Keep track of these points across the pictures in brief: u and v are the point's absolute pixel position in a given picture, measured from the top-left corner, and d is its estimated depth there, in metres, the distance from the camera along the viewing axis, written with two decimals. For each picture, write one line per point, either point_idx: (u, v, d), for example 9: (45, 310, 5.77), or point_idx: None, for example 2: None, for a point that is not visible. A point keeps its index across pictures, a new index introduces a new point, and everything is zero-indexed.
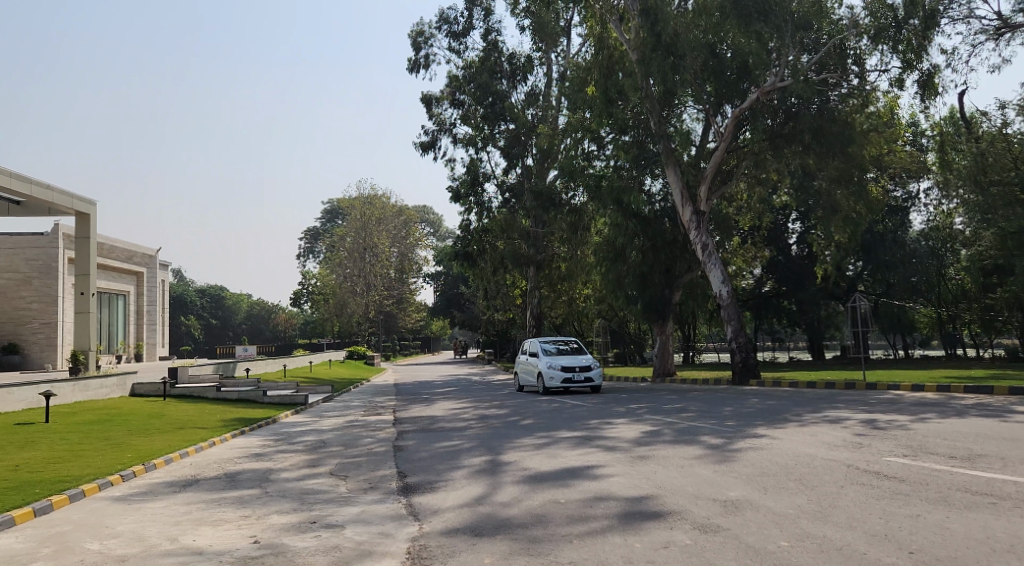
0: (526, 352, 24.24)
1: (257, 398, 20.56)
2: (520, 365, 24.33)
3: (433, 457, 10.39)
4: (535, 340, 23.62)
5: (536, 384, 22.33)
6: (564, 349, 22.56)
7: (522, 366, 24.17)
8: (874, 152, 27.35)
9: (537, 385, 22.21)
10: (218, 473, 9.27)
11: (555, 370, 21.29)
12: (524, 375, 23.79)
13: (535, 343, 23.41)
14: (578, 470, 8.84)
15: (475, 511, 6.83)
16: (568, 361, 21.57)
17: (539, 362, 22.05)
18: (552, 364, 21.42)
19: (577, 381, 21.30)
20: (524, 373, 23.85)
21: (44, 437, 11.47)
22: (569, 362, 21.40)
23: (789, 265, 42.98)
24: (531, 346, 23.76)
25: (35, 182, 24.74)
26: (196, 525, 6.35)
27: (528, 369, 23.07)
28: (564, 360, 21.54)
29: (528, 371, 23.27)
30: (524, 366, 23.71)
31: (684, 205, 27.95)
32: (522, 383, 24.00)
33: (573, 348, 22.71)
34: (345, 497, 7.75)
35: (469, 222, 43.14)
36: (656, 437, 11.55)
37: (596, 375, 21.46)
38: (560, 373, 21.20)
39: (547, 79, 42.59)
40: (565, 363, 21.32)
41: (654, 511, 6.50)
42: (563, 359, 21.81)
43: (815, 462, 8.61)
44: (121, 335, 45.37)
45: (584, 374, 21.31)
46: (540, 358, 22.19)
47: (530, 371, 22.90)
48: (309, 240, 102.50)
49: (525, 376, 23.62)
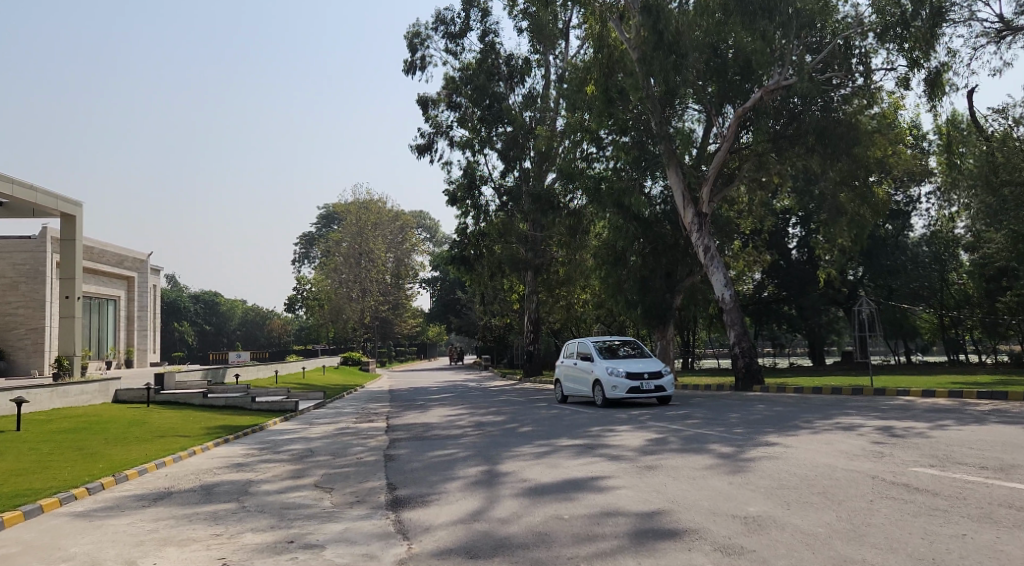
0: (569, 356, 20.54)
1: (245, 404, 19.89)
2: (564, 371, 20.57)
3: (425, 467, 9.74)
4: (583, 341, 19.86)
5: (592, 393, 18.62)
6: (622, 352, 18.85)
7: (566, 372, 20.42)
8: (880, 153, 26.78)
9: (594, 395, 18.46)
10: (193, 486, 8.61)
11: (620, 378, 17.56)
12: (571, 383, 20.02)
13: (585, 346, 19.67)
14: (581, 482, 8.20)
15: (469, 529, 6.19)
16: (633, 366, 17.85)
17: (596, 368, 18.31)
18: (616, 370, 17.69)
19: (646, 390, 17.60)
20: (570, 381, 20.02)
21: (13, 447, 10.80)
22: (635, 368, 17.71)
23: (790, 270, 42.48)
24: (578, 350, 20.02)
25: (17, 182, 24.05)
26: (158, 546, 5.70)
27: (578, 377, 19.29)
28: (630, 365, 17.82)
29: (577, 379, 19.51)
30: (572, 372, 19.90)
31: (686, 207, 27.39)
32: (568, 393, 20.19)
33: (632, 350, 19.05)
34: (328, 513, 7.10)
35: (466, 226, 42.60)
36: (662, 446, 10.91)
37: (668, 382, 17.80)
38: (626, 382, 17.48)
39: (545, 82, 42.22)
40: (631, 369, 17.61)
41: (668, 530, 5.88)
42: (626, 363, 18.07)
43: (837, 474, 8.00)
44: (111, 341, 44.70)
45: (654, 382, 17.63)
46: (598, 362, 18.43)
47: (582, 378, 19.13)
48: (303, 246, 101.79)
49: (573, 385, 19.87)
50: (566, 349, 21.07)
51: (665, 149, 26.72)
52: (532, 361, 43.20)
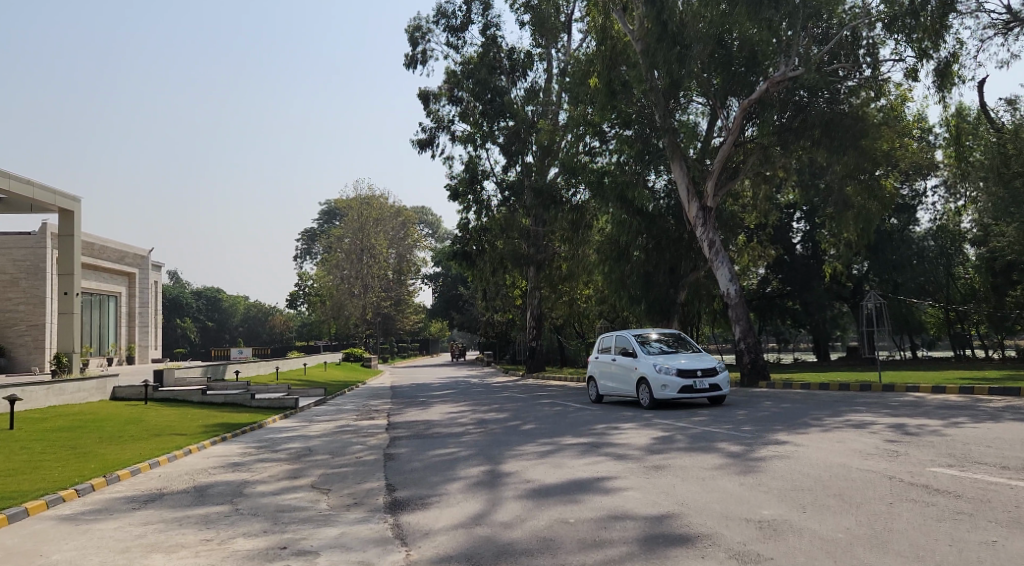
0: (604, 351, 18.44)
1: (244, 401, 19.64)
2: (597, 368, 18.53)
3: (426, 467, 9.46)
4: (622, 334, 17.75)
5: (635, 393, 16.58)
6: (668, 347, 16.81)
7: (600, 369, 18.40)
8: (887, 146, 26.38)
9: (638, 395, 16.42)
10: (186, 487, 8.34)
11: (671, 376, 15.54)
12: (607, 380, 17.96)
13: (624, 340, 17.60)
14: (586, 483, 7.91)
15: (470, 534, 5.91)
16: (684, 362, 15.84)
17: (641, 364, 16.27)
18: (666, 367, 15.67)
19: (701, 390, 15.61)
20: (607, 379, 17.92)
21: (5, 446, 10.56)
22: (686, 365, 15.70)
23: (795, 265, 42.01)
24: (615, 344, 17.92)
25: (14, 176, 23.80)
26: (145, 553, 5.44)
27: (618, 374, 17.24)
28: (681, 361, 15.81)
29: (615, 376, 17.47)
30: (609, 369, 17.79)
31: (691, 201, 27.07)
32: (604, 392, 18.13)
33: (678, 344, 17.05)
34: (324, 516, 6.82)
35: (467, 221, 42.35)
36: (669, 445, 10.62)
37: (724, 381, 15.83)
38: (679, 380, 15.49)
39: (547, 76, 41.89)
40: (682, 366, 15.61)
41: (679, 535, 5.60)
42: (676, 358, 16.05)
43: (852, 475, 7.71)
44: (113, 338, 44.54)
45: (708, 379, 15.67)
46: (643, 358, 16.37)
47: (623, 376, 17.07)
48: (305, 242, 101.65)
49: (610, 383, 17.84)
50: (598, 343, 19.01)
51: (669, 142, 26.48)
52: (535, 357, 42.95)
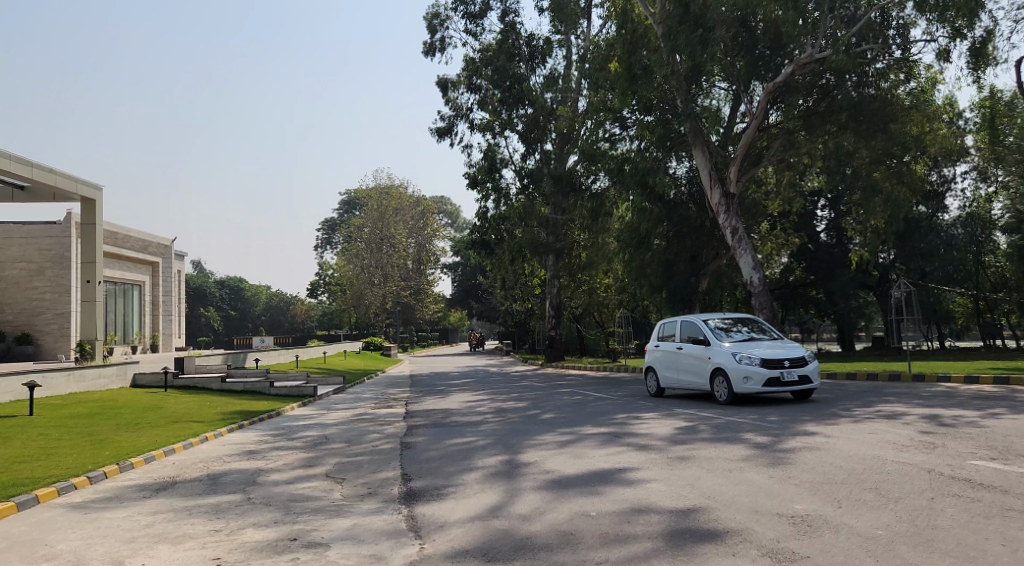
0: (666, 340, 16.29)
1: (263, 389, 19.61)
2: (658, 358, 16.38)
3: (443, 456, 9.24)
4: (689, 320, 15.58)
5: (709, 385, 14.44)
6: (746, 334, 14.63)
7: (661, 359, 16.25)
8: (918, 130, 25.55)
9: (713, 388, 14.28)
10: (200, 475, 8.21)
11: (755, 367, 13.39)
12: (671, 371, 15.83)
13: (692, 326, 15.43)
14: (607, 474, 7.65)
15: (487, 527, 5.67)
16: (768, 350, 13.70)
17: (716, 353, 14.14)
18: (749, 357, 13.50)
19: (789, 382, 13.44)
20: (672, 371, 15.75)
21: (22, 433, 10.53)
22: (772, 353, 13.57)
23: (818, 254, 41.14)
24: (681, 331, 15.75)
25: (36, 165, 23.90)
26: (151, 544, 5.27)
27: (686, 364, 15.09)
28: (765, 350, 13.67)
29: (682, 367, 15.33)
30: (674, 360, 15.63)
31: (713, 188, 26.57)
32: (667, 384, 15.99)
33: (756, 330, 14.88)
34: (337, 506, 6.63)
35: (486, 209, 42.05)
36: (693, 435, 10.30)
37: (815, 372, 13.65)
38: (764, 371, 13.34)
39: (566, 63, 41.39)
40: (767, 355, 13.47)
41: (706, 531, 5.33)
42: (758, 347, 13.91)
43: (886, 468, 7.37)
44: (137, 326, 44.99)
45: (797, 371, 13.52)
46: (719, 347, 14.22)
47: (693, 367, 14.92)
48: (325, 231, 102.08)
49: (674, 374, 15.71)
50: (657, 330, 16.85)
51: (691, 128, 26.08)
52: (554, 347, 42.66)
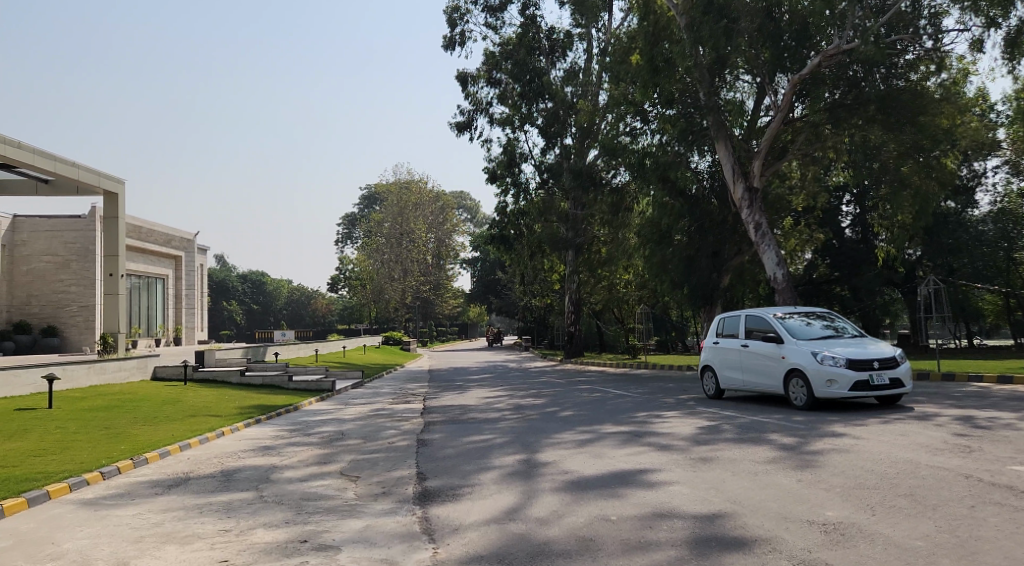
0: (728, 337, 14.63)
1: (282, 383, 19.59)
2: (719, 356, 14.70)
3: (459, 454, 9.07)
4: (757, 315, 13.89)
5: (781, 388, 12.77)
6: (824, 330, 12.92)
7: (723, 357, 14.57)
8: (950, 122, 24.77)
9: (787, 390, 12.58)
10: (213, 471, 8.10)
11: (840, 368, 11.64)
12: (733, 371, 14.16)
13: (761, 322, 13.73)
14: (628, 476, 7.43)
15: (504, 531, 5.47)
16: (853, 350, 11.95)
17: (792, 352, 12.44)
18: (831, 357, 11.78)
19: (879, 386, 11.68)
20: (735, 372, 14.10)
21: (40, 425, 10.53)
22: (859, 353, 11.80)
23: (843, 251, 40.39)
24: (747, 327, 14.07)
25: (59, 159, 24.10)
26: (158, 544, 5.15)
27: (753, 364, 13.43)
28: (851, 349, 11.91)
29: (748, 367, 13.64)
30: (739, 359, 13.96)
31: (736, 182, 26.08)
32: (729, 385, 14.32)
33: (835, 327, 13.14)
34: (349, 506, 6.47)
35: (506, 204, 41.84)
36: (715, 435, 10.02)
37: (907, 376, 11.87)
38: (850, 374, 11.60)
39: (587, 56, 40.98)
40: (853, 355, 11.71)
41: (732, 538, 5.10)
42: (842, 345, 12.16)
43: (921, 472, 7.07)
44: (160, 319, 45.47)
45: (887, 374, 11.74)
46: (794, 345, 12.52)
47: (762, 368, 13.23)
48: (346, 226, 102.58)
49: (738, 374, 14.03)
50: (716, 326, 15.17)
51: (714, 121, 25.74)
52: (573, 343, 42.37)
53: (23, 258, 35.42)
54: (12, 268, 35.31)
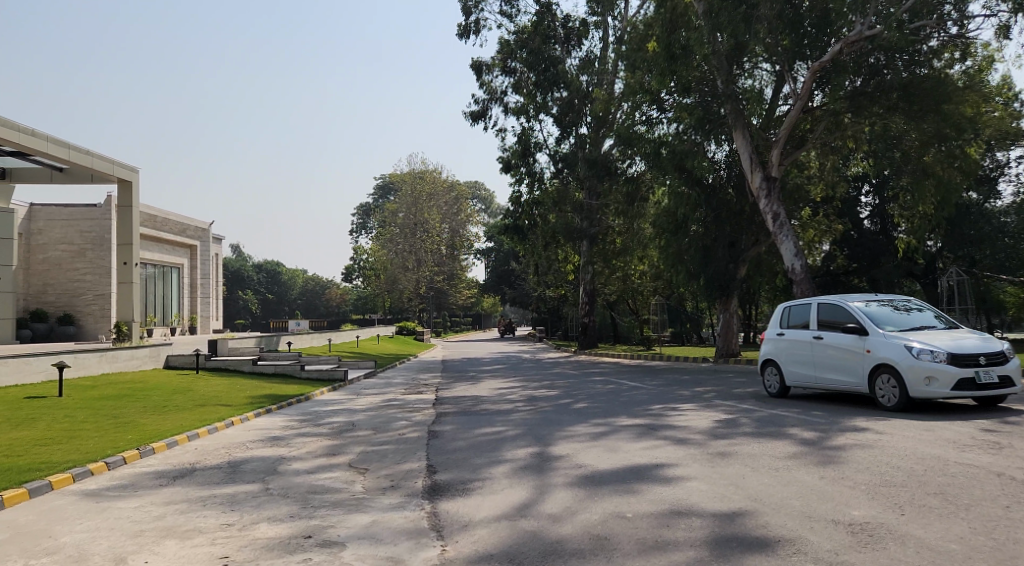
0: (796, 328, 12.90)
1: (294, 372, 19.52)
2: (783, 350, 13.04)
3: (470, 447, 8.87)
4: (832, 303, 12.16)
5: (864, 386, 11.06)
6: (911, 320, 11.26)
7: (787, 351, 12.91)
8: (974, 110, 24.07)
9: (872, 389, 10.91)
10: (220, 462, 7.96)
11: (940, 364, 9.97)
12: (801, 367, 12.51)
13: (837, 312, 12.00)
14: (644, 471, 7.19)
15: (514, 528, 5.27)
16: (952, 342, 10.26)
17: (877, 344, 10.80)
18: (930, 350, 10.09)
19: (986, 384, 10.00)
20: (805, 367, 12.40)
21: (49, 413, 10.47)
22: (960, 346, 10.12)
23: (862, 242, 39.72)
24: (820, 317, 12.35)
25: (73, 147, 24.12)
26: (158, 539, 4.99)
27: (828, 358, 11.79)
28: (951, 341, 10.23)
29: (821, 361, 12.00)
30: (810, 352, 12.27)
31: (754, 171, 25.59)
32: (797, 382, 12.62)
33: (926, 316, 11.39)
34: (356, 500, 6.29)
35: (520, 194, 41.54)
36: (733, 429, 9.76)
37: (1016, 373, 10.19)
38: (953, 370, 9.92)
39: (603, 44, 40.46)
40: (955, 348, 10.03)
41: (754, 539, 4.86)
42: (939, 337, 10.48)
43: (950, 469, 6.79)
44: (175, 308, 45.74)
45: (994, 370, 10.05)
46: (881, 337, 10.80)
47: (841, 364, 11.51)
48: (360, 216, 102.73)
49: (807, 369, 12.39)
50: (778, 317, 13.49)
51: (731, 110, 25.31)
52: (587, 334, 42.10)
53: (39, 247, 35.66)
54: (28, 257, 35.56)
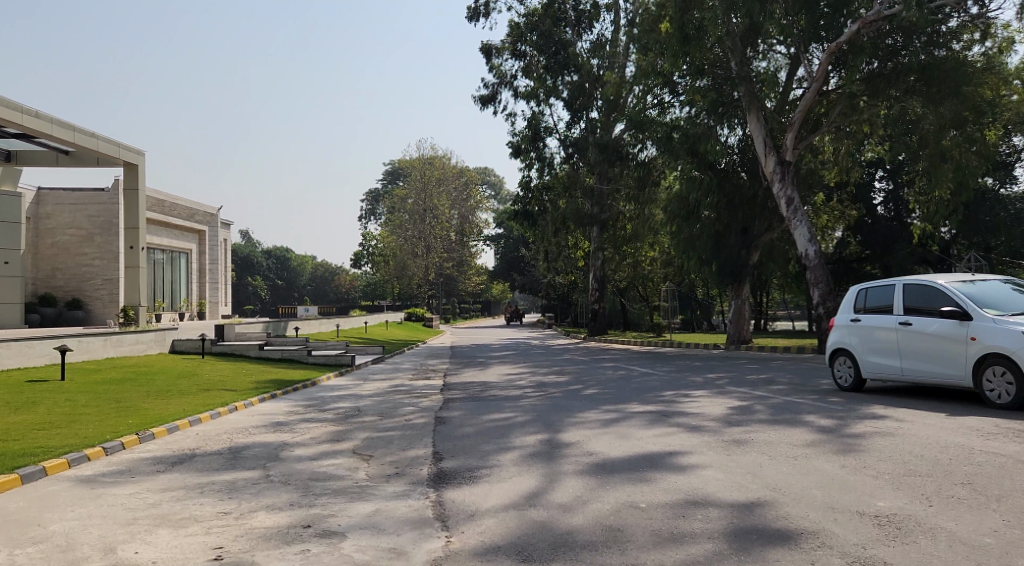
0: (874, 313, 11.27)
1: (301, 357, 19.40)
2: (857, 339, 11.43)
3: (478, 433, 8.64)
4: (920, 285, 10.58)
5: (969, 380, 9.56)
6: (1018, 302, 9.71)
7: (864, 339, 11.30)
8: (992, 93, 23.52)
9: (980, 383, 9.40)
10: (221, 447, 7.77)
11: None
12: (881, 357, 10.94)
13: (928, 294, 10.44)
14: (656, 458, 6.94)
15: (522, 518, 5.02)
16: None
17: (986, 333, 9.26)
18: None
19: None
20: (888, 357, 10.81)
21: (50, 398, 10.33)
22: None
23: (877, 228, 39.08)
24: (904, 301, 10.77)
25: (78, 129, 23.96)
26: (150, 528, 4.79)
27: (920, 348, 10.23)
28: None
29: (909, 351, 10.43)
30: (895, 341, 10.69)
31: (767, 155, 25.07)
32: (877, 375, 11.04)
33: None
34: (359, 488, 6.06)
35: (530, 178, 41.15)
36: (748, 416, 9.49)
37: None
38: None
39: (614, 27, 39.87)
40: None
41: (775, 530, 4.60)
42: None
43: (978, 459, 6.49)
44: (185, 293, 45.78)
45: None
46: (990, 324, 9.29)
47: (936, 354, 9.99)
48: (369, 202, 102.57)
49: (889, 360, 10.81)
50: (849, 301, 11.88)
51: (745, 92, 24.78)
52: (597, 321, 41.83)
53: (48, 231, 35.66)
54: (37, 242, 35.59)
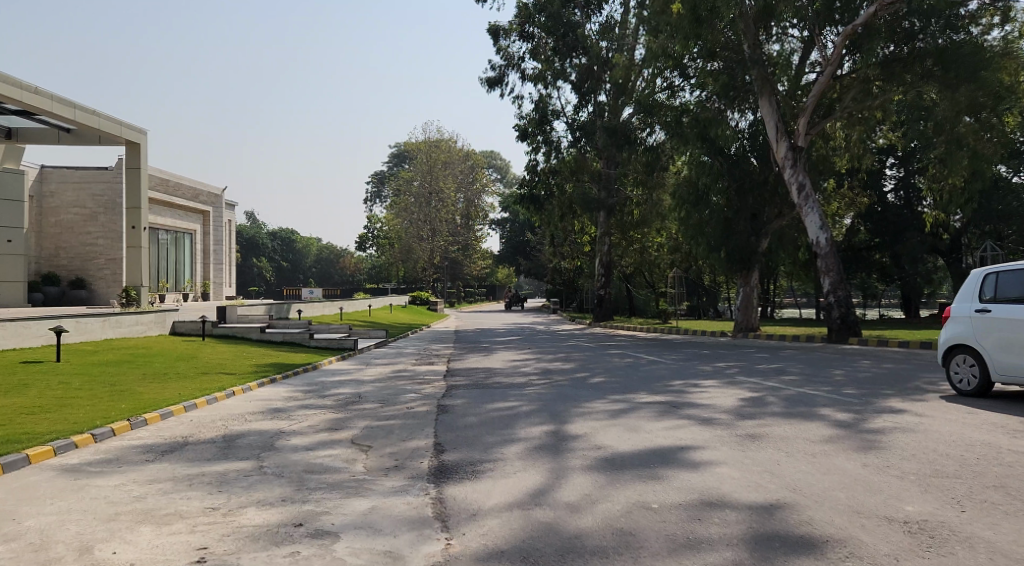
0: (1006, 303, 9.31)
1: (303, 340, 19.16)
2: (984, 334, 9.46)
3: (482, 423, 8.34)
4: None
5: None
6: None
7: (992, 335, 9.34)
8: (1011, 78, 22.87)
9: None
10: (215, 435, 7.49)
11: None
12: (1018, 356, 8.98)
13: None
14: (668, 454, 6.63)
15: (528, 519, 4.72)
16: None
17: None
18: None
19: None
20: None
21: (43, 380, 10.08)
22: None
23: (887, 216, 38.38)
24: None
25: (78, 107, 23.61)
26: (131, 525, 4.48)
27: None
28: None
29: None
30: None
31: (779, 140, 24.40)
32: (1011, 377, 9.08)
33: None
34: (356, 482, 5.77)
35: (537, 162, 40.62)
36: (761, 408, 9.17)
37: None
38: None
39: (623, 9, 39.14)
40: None
41: (799, 537, 4.28)
42: None
43: (1009, 460, 6.15)
44: (189, 274, 45.59)
45: None
46: None
47: None
48: (375, 185, 102.11)
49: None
50: (969, 289, 9.92)
51: (757, 76, 24.04)
52: (603, 306, 41.44)
53: (51, 210, 35.42)
54: (41, 220, 35.34)
